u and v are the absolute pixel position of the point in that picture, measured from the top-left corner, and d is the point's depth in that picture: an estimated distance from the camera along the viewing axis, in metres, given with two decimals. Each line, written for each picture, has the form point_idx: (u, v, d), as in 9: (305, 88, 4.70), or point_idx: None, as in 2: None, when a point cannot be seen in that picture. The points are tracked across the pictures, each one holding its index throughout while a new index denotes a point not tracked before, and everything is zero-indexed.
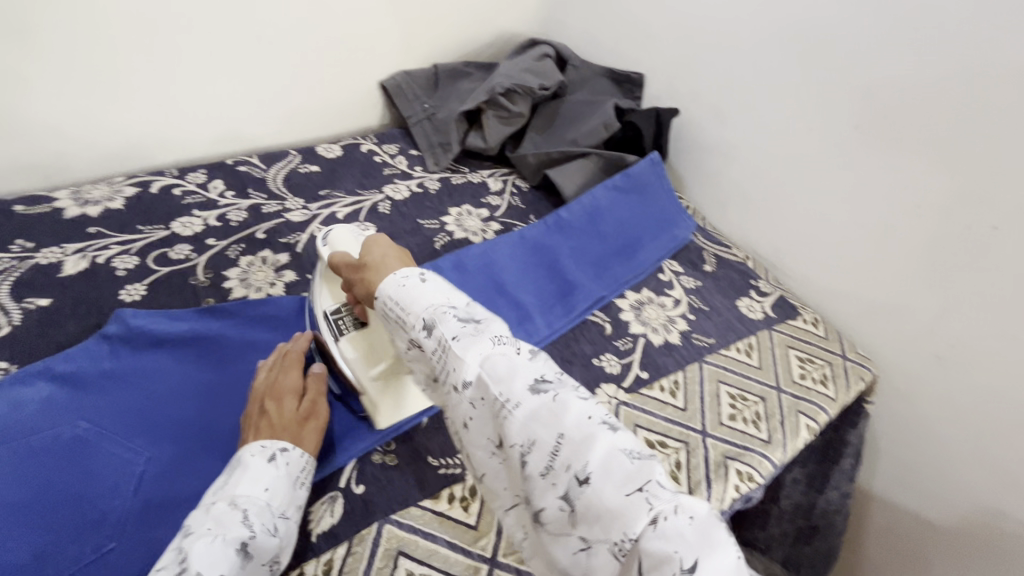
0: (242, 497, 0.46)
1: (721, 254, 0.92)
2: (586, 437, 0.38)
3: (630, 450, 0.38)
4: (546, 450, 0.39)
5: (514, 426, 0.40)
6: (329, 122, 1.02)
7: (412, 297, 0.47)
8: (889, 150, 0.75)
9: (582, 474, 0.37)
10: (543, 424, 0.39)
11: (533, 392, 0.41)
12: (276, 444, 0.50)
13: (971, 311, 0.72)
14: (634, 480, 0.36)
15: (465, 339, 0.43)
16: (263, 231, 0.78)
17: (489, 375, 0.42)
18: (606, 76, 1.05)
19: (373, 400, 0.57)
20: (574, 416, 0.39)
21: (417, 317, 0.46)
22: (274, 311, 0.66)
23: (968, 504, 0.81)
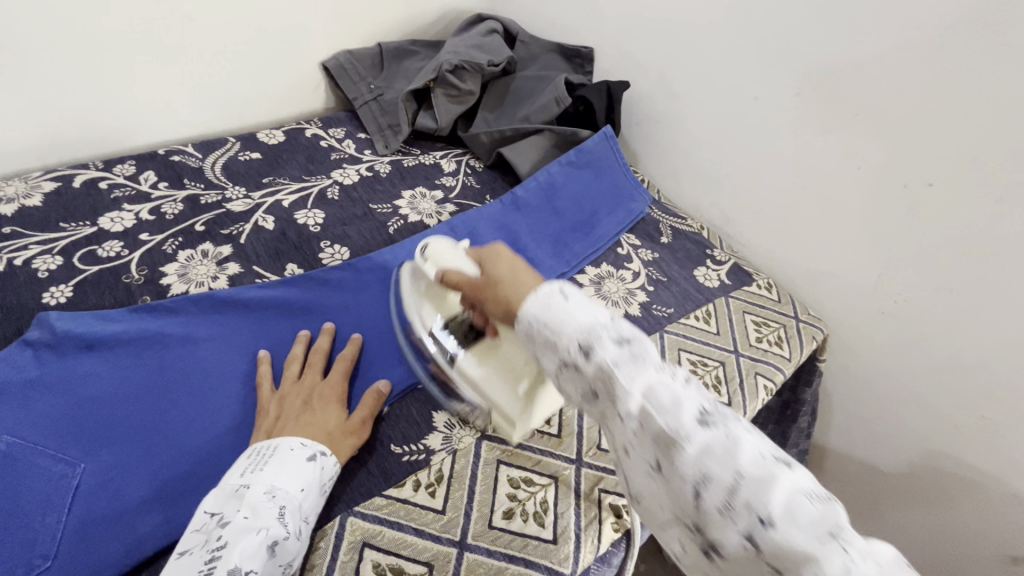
0: (280, 492, 0.46)
1: (676, 225, 0.93)
2: (767, 476, 0.37)
3: (810, 492, 0.36)
4: (724, 488, 0.37)
5: (685, 458, 0.39)
6: (269, 108, 0.97)
7: (561, 319, 0.46)
8: (829, 116, 0.77)
9: (766, 515, 0.35)
10: (718, 461, 0.38)
11: (701, 424, 0.40)
12: (318, 445, 0.50)
13: (911, 267, 0.75)
14: (826, 528, 0.34)
15: (627, 366, 0.43)
16: (201, 223, 0.74)
17: (654, 403, 0.41)
18: (556, 51, 1.04)
19: (507, 420, 0.54)
20: (748, 454, 0.38)
21: (571, 340, 0.46)
22: (219, 305, 0.62)
23: (912, 449, 0.86)
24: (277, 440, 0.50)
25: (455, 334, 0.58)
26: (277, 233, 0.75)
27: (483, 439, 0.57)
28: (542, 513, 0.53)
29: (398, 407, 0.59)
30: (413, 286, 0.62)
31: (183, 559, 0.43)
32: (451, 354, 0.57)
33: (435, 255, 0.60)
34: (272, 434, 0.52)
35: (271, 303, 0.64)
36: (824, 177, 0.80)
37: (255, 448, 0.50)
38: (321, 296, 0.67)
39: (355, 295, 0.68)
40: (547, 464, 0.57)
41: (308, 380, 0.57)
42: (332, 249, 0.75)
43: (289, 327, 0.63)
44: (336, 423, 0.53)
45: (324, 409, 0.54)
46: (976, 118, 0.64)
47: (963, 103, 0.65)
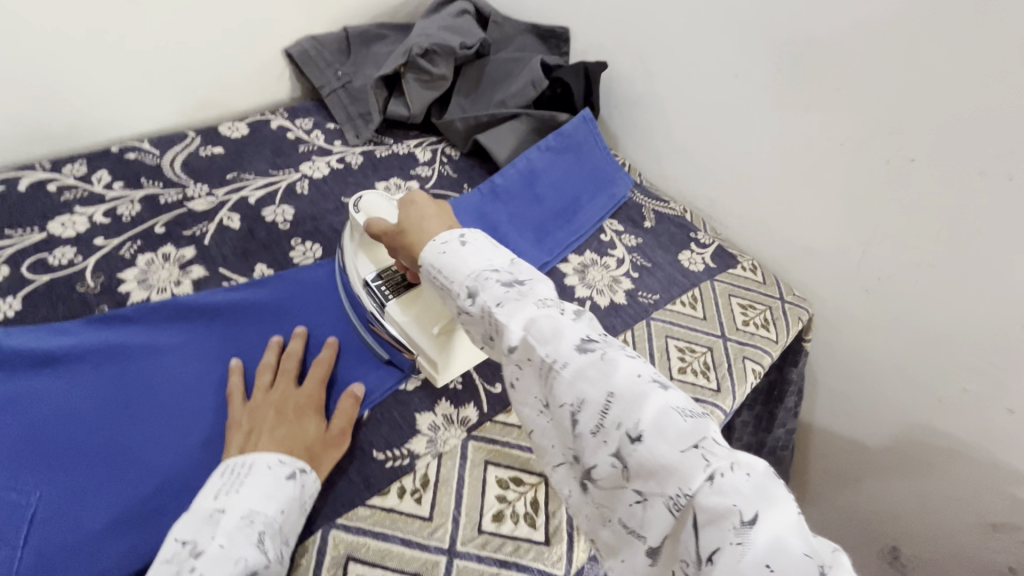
0: (259, 516, 0.43)
1: (659, 209, 0.91)
2: (638, 395, 0.38)
3: (681, 409, 0.38)
4: (597, 410, 0.38)
5: (562, 384, 0.40)
6: (230, 98, 0.92)
7: (454, 264, 0.47)
8: (809, 93, 0.75)
9: (634, 432, 0.37)
10: (593, 383, 0.39)
11: (578, 350, 0.40)
12: (297, 462, 0.47)
13: (895, 244, 0.75)
14: (689, 440, 0.36)
15: (510, 303, 0.44)
16: (161, 224, 0.70)
17: (534, 337, 0.42)
18: (531, 32, 1.01)
19: (432, 365, 0.57)
20: (622, 374, 0.39)
21: (462, 285, 0.46)
22: (182, 312, 0.59)
23: (896, 424, 0.86)
24: (251, 456, 0.47)
25: (386, 284, 0.60)
26: (244, 232, 0.71)
27: (469, 439, 0.55)
28: (533, 514, 0.51)
29: (379, 411, 0.56)
30: (348, 243, 0.64)
31: None
32: (382, 302, 0.59)
33: (368, 208, 0.63)
34: (244, 450, 0.48)
35: (237, 308, 0.61)
36: (806, 155, 0.79)
37: (227, 467, 0.47)
38: (293, 296, 0.64)
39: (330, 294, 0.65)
40: (537, 462, 0.55)
41: (281, 388, 0.54)
42: (304, 247, 0.71)
43: (261, 331, 0.60)
44: (314, 435, 0.51)
45: (300, 420, 0.51)
46: (958, 91, 0.63)
47: (944, 75, 0.64)
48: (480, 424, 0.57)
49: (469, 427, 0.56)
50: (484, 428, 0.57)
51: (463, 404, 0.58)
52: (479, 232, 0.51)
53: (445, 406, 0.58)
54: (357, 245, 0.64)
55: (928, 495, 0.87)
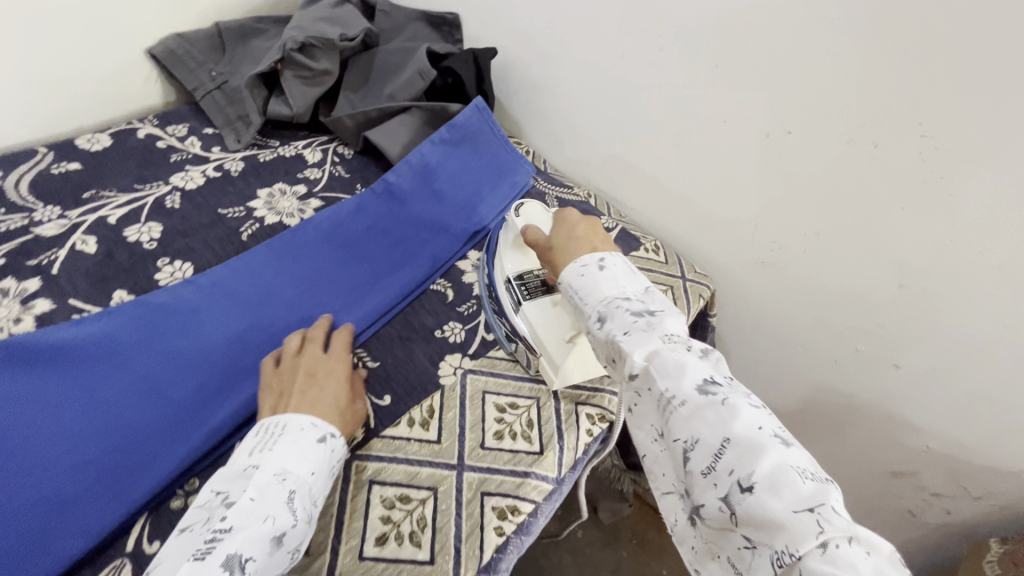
0: (291, 475, 0.45)
1: (562, 196, 0.89)
2: (754, 447, 0.39)
3: (802, 470, 0.37)
4: (710, 452, 0.40)
5: (679, 419, 0.43)
6: (89, 107, 0.84)
7: (590, 287, 0.52)
8: (688, 69, 0.75)
9: (746, 483, 0.38)
10: (709, 425, 0.41)
11: (700, 392, 0.43)
12: (329, 425, 0.50)
13: (783, 216, 0.76)
14: (804, 503, 0.35)
15: (635, 336, 0.47)
16: (1, 255, 0.63)
17: (656, 369, 0.45)
18: (421, 19, 0.97)
19: (552, 366, 0.60)
20: (742, 423, 0.40)
21: (592, 308, 0.51)
22: (17, 356, 0.53)
23: (800, 387, 0.90)
24: (287, 418, 0.50)
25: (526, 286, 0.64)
26: (100, 256, 0.65)
27: (353, 460, 0.53)
28: (419, 532, 0.49)
29: None
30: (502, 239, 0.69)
31: (182, 536, 0.41)
32: (518, 302, 0.63)
33: (529, 214, 0.66)
34: (278, 409, 0.52)
35: (88, 345, 0.55)
36: (694, 133, 0.79)
37: (261, 425, 0.50)
38: (148, 326, 0.59)
39: (193, 320, 0.60)
40: (425, 475, 0.53)
41: (310, 354, 0.57)
42: (172, 267, 0.66)
43: (113, 369, 0.55)
44: (344, 400, 0.54)
45: (336, 381, 0.55)
46: (820, 60, 0.64)
47: (805, 46, 0.65)
48: (365, 441, 0.54)
49: (353, 446, 0.54)
50: (371, 445, 0.54)
51: None
52: (619, 256, 0.55)
53: None
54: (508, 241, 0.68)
55: (836, 452, 0.90)
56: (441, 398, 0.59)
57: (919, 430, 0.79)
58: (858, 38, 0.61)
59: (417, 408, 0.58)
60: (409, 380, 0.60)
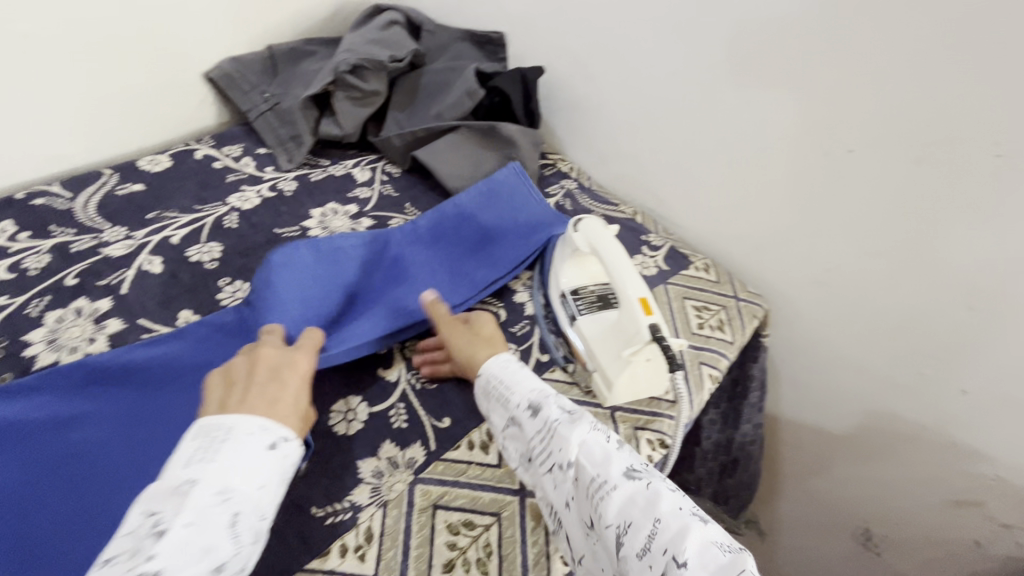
0: (236, 495, 0.40)
1: (609, 214, 0.90)
2: (682, 523, 0.39)
3: (722, 544, 0.39)
4: (642, 534, 0.40)
5: (611, 504, 0.42)
6: (149, 130, 0.87)
7: (514, 382, 0.53)
8: (742, 87, 0.74)
9: (679, 559, 0.38)
10: (639, 508, 0.41)
11: (627, 476, 0.43)
12: (280, 429, 0.44)
13: (841, 234, 0.74)
14: (730, 572, 0.36)
15: (565, 426, 0.48)
16: (73, 275, 0.65)
17: (586, 457, 0.46)
18: (466, 39, 0.97)
19: (606, 382, 0.60)
20: (667, 502, 0.41)
21: (523, 398, 0.52)
22: (98, 375, 0.55)
23: (856, 409, 0.87)
24: (233, 419, 0.43)
25: (583, 302, 0.65)
26: (165, 277, 0.66)
27: (416, 483, 0.53)
28: (486, 559, 0.49)
29: (320, 462, 0.53)
30: (559, 251, 0.69)
31: (104, 569, 0.35)
32: (573, 316, 0.64)
33: (585, 229, 0.65)
34: (225, 406, 0.44)
35: (160, 362, 0.57)
36: (746, 150, 0.78)
37: (199, 427, 0.42)
38: (212, 346, 0.59)
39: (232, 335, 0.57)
40: (488, 500, 0.52)
41: (271, 349, 0.50)
42: (233, 287, 0.67)
43: (181, 387, 0.56)
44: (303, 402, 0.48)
45: (299, 381, 0.48)
46: (884, 77, 0.63)
47: (868, 63, 0.63)
48: (427, 464, 0.54)
49: (417, 469, 0.54)
50: (433, 468, 0.54)
51: (409, 443, 0.55)
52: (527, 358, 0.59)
53: (390, 448, 0.55)
54: (565, 255, 0.68)
55: (894, 478, 0.87)
56: None
57: (987, 456, 0.75)
58: (925, 55, 0.60)
59: (476, 430, 0.57)
60: (468, 402, 0.60)
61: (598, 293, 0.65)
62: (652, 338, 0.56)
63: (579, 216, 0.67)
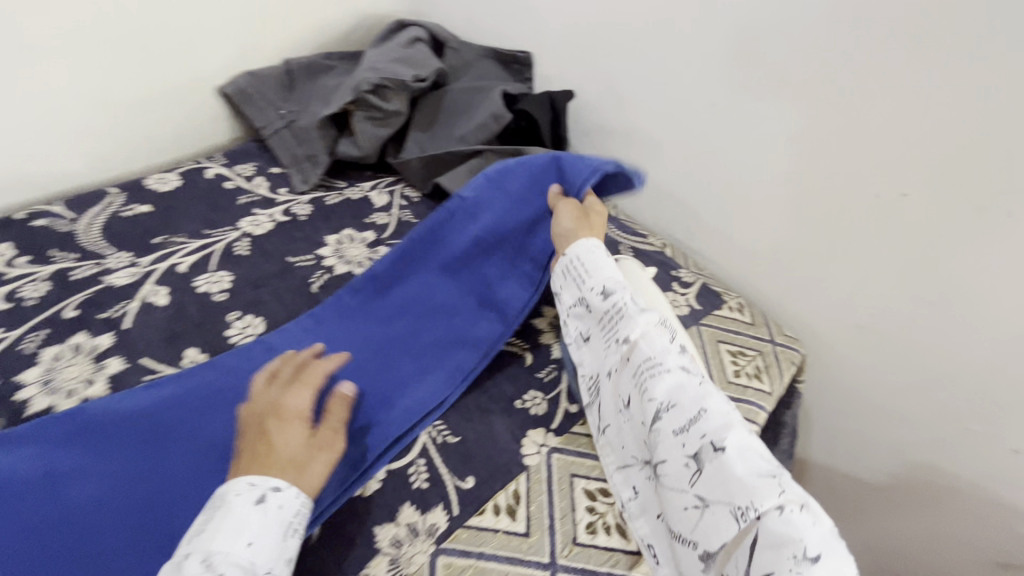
0: (217, 557, 0.39)
1: (637, 245, 0.86)
2: (727, 422, 0.44)
3: (764, 453, 0.43)
4: (687, 416, 0.46)
5: (663, 388, 0.48)
6: (159, 146, 0.83)
7: (594, 267, 0.59)
8: (786, 122, 0.70)
9: (717, 442, 0.43)
10: (688, 396, 0.47)
11: (682, 368, 0.49)
12: (268, 482, 0.44)
13: (888, 281, 0.70)
14: (767, 469, 0.42)
15: (635, 315, 0.54)
16: (73, 306, 0.61)
17: (645, 343, 0.51)
18: (491, 57, 0.94)
19: None
20: (716, 403, 0.46)
21: (598, 284, 0.57)
22: (96, 430, 0.51)
23: (893, 460, 0.82)
24: (224, 486, 0.44)
25: None
26: (172, 310, 0.62)
27: (439, 554, 0.48)
28: None
29: (333, 529, 0.49)
30: None
31: None
32: None
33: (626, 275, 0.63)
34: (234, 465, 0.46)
35: (163, 413, 0.53)
36: (788, 187, 0.73)
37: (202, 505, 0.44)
38: (218, 392, 0.56)
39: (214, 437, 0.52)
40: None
41: (269, 394, 0.50)
42: (243, 322, 0.63)
43: (183, 439, 0.52)
44: (297, 442, 0.47)
45: (289, 423, 0.48)
46: (951, 119, 0.58)
47: (932, 103, 0.59)
48: (450, 532, 0.50)
49: (438, 538, 0.49)
50: (456, 537, 0.50)
51: (430, 507, 0.51)
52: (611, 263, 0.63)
53: (410, 512, 0.51)
54: None
55: (930, 535, 0.82)
56: (527, 482, 0.54)
57: None
58: (996, 100, 0.55)
59: (502, 492, 0.53)
60: (494, 459, 0.55)
61: None
62: None
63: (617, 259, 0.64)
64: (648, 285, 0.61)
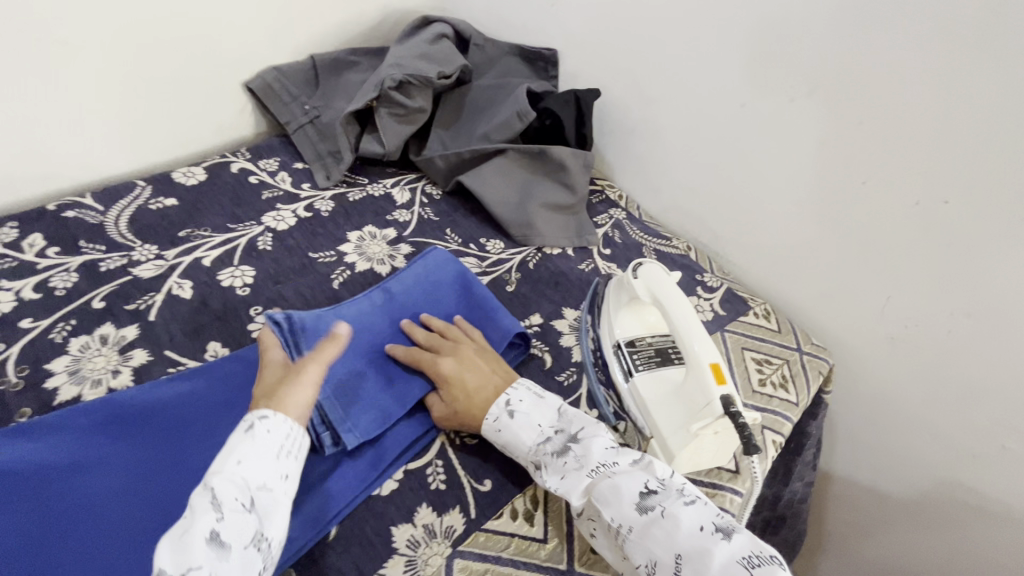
0: (213, 474, 0.41)
1: (660, 248, 0.84)
2: (703, 550, 0.40)
3: (747, 559, 0.39)
4: (670, 569, 0.41)
5: (633, 547, 0.43)
6: (186, 140, 0.84)
7: (512, 441, 0.52)
8: (821, 124, 0.68)
9: None
10: (660, 544, 0.42)
11: (640, 511, 0.43)
12: (259, 410, 0.45)
13: (923, 291, 0.67)
14: None
15: (569, 479, 0.48)
16: (100, 297, 0.62)
17: (598, 501, 0.45)
18: (516, 54, 0.93)
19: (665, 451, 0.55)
20: (685, 531, 0.41)
21: (525, 460, 0.51)
22: (118, 419, 0.52)
23: (923, 478, 0.79)
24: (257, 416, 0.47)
25: (640, 356, 0.60)
26: (195, 303, 0.63)
27: (455, 556, 0.48)
28: None
29: (350, 527, 0.49)
30: (614, 296, 0.64)
31: None
32: (629, 371, 0.59)
33: (646, 279, 0.60)
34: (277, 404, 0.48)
35: (184, 405, 0.54)
36: (821, 191, 0.71)
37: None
38: (240, 387, 0.56)
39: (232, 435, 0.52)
40: None
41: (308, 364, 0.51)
42: (265, 317, 0.64)
43: (202, 433, 0.52)
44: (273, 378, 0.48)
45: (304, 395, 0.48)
46: (1001, 124, 0.55)
47: (982, 105, 0.56)
48: (467, 535, 0.49)
49: (454, 541, 0.49)
50: (472, 540, 0.49)
51: (447, 509, 0.51)
52: (521, 386, 0.55)
53: (427, 514, 0.50)
54: (622, 302, 0.63)
55: (957, 553, 0.79)
56: (546, 487, 0.54)
57: None
58: None
59: (520, 497, 0.52)
60: (511, 463, 0.55)
61: (655, 346, 0.61)
62: (725, 413, 0.50)
63: (640, 262, 0.62)
64: (671, 288, 0.58)
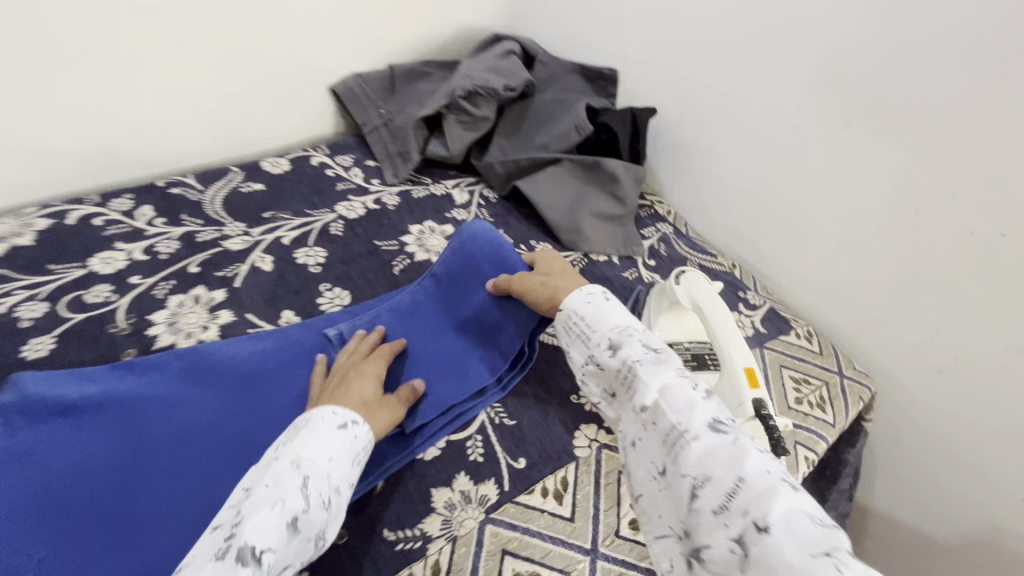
0: (307, 462, 0.44)
1: (705, 263, 0.87)
2: (768, 489, 0.38)
3: (812, 516, 0.37)
4: (723, 490, 0.40)
5: (690, 455, 0.43)
6: (276, 135, 0.94)
7: (598, 317, 0.56)
8: (876, 152, 0.69)
9: (762, 521, 0.37)
10: (722, 464, 0.41)
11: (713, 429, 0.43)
12: (348, 413, 0.49)
13: (975, 325, 0.66)
14: (822, 546, 0.35)
15: (650, 369, 0.49)
16: (196, 263, 0.70)
17: (669, 404, 0.46)
18: (578, 73, 0.98)
19: None
20: (754, 464, 0.40)
21: (604, 335, 0.54)
22: (206, 368, 0.59)
23: (967, 520, 0.76)
24: (311, 412, 0.49)
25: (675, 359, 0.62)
26: (275, 276, 0.71)
27: (487, 522, 0.51)
28: None
29: (396, 484, 0.53)
30: (655, 301, 0.68)
31: (214, 533, 0.41)
32: None
33: (688, 287, 0.63)
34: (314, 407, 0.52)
35: (262, 361, 0.60)
36: (872, 217, 0.72)
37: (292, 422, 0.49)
38: (308, 351, 0.62)
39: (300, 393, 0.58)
40: (558, 555, 0.50)
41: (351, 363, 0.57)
42: (332, 294, 0.71)
43: (275, 387, 0.59)
44: (370, 394, 0.53)
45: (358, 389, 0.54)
46: None
47: None
48: (500, 505, 0.53)
49: (487, 508, 0.52)
50: (504, 510, 0.53)
51: (483, 480, 0.54)
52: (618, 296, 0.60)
53: (464, 482, 0.54)
54: (662, 306, 0.67)
55: None
56: (576, 471, 0.57)
57: None
58: None
59: (551, 477, 0.56)
60: (544, 446, 0.58)
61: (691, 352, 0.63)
62: (756, 414, 0.53)
63: (682, 270, 0.65)
64: (713, 297, 0.61)
